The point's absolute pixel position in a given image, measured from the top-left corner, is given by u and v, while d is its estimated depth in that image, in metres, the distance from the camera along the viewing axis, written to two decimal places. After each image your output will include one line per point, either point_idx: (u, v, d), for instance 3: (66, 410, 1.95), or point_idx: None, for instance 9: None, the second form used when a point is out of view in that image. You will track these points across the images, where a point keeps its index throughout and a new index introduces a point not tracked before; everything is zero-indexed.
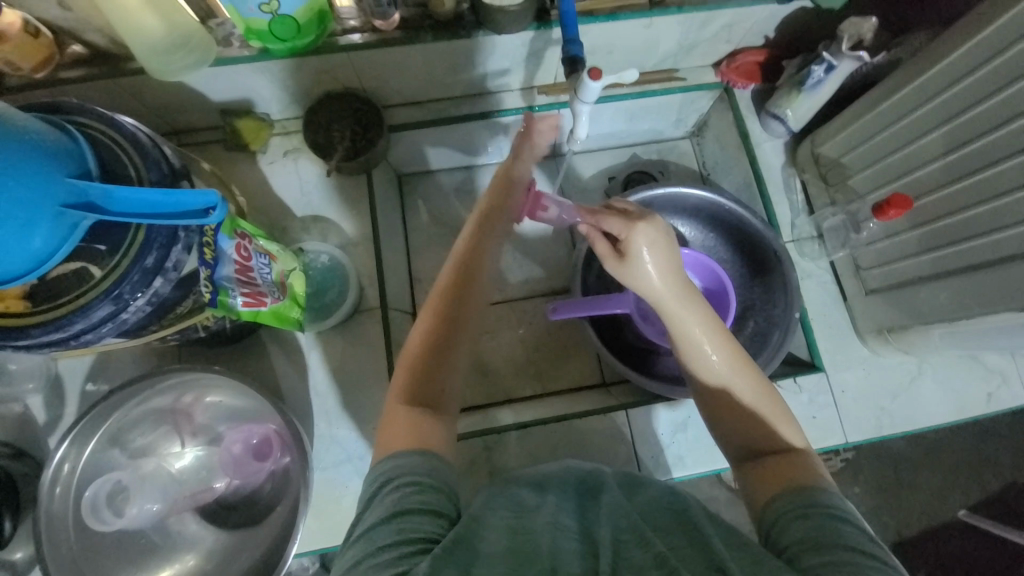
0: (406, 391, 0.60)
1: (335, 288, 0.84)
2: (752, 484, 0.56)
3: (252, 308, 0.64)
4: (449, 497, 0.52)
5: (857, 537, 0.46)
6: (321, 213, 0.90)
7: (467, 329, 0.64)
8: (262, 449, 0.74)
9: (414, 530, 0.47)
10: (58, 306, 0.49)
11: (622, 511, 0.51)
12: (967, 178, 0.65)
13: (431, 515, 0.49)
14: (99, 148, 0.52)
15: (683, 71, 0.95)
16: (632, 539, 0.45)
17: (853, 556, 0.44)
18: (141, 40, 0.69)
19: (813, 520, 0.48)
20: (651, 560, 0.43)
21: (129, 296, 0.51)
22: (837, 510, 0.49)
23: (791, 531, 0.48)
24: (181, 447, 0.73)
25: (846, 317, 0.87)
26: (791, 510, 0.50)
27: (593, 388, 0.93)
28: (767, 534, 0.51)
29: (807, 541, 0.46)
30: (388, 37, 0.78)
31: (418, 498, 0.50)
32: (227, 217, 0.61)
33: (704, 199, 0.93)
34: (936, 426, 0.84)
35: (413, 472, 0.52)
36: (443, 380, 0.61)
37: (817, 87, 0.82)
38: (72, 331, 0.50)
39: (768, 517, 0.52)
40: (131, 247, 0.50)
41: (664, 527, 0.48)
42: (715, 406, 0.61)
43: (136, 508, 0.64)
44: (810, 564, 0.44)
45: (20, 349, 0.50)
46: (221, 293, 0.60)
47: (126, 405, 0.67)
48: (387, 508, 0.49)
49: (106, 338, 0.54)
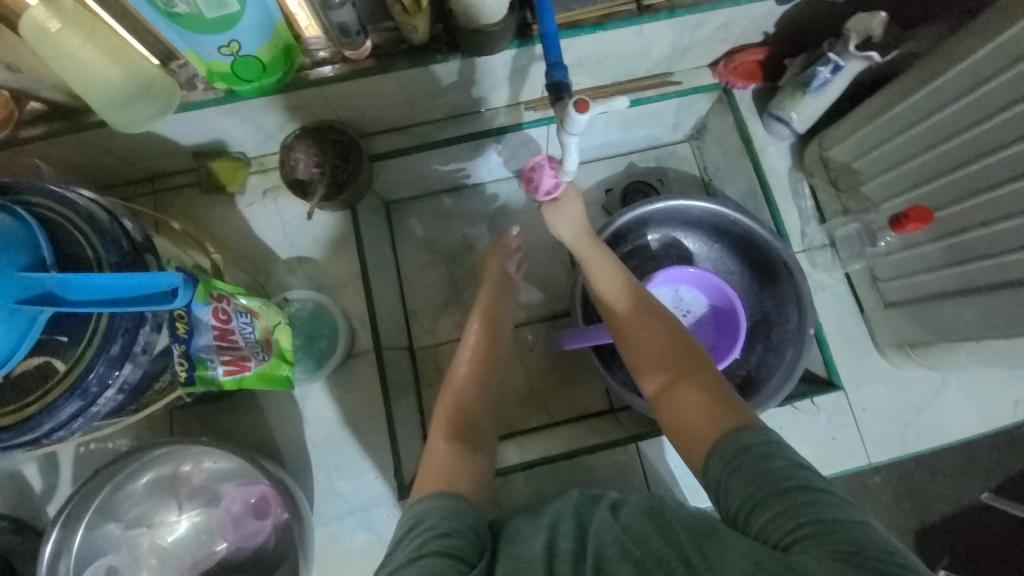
0: (448, 425, 0.65)
1: (326, 335, 0.81)
2: (679, 411, 0.57)
3: (235, 375, 0.61)
4: (476, 543, 0.50)
5: (793, 473, 0.46)
6: (306, 253, 0.86)
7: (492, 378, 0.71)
8: (261, 507, 0.72)
9: (435, 573, 0.45)
10: (26, 406, 0.46)
11: None
12: (992, 190, 0.60)
13: (455, 558, 0.47)
14: (55, 231, 0.49)
15: (678, 74, 0.89)
16: (617, 554, 0.46)
17: (795, 494, 0.44)
18: (96, 92, 0.64)
19: (745, 464, 0.48)
20: (632, 569, 0.44)
21: (97, 389, 0.48)
22: (763, 443, 0.49)
23: (734, 488, 0.48)
24: (176, 516, 0.71)
25: (864, 330, 0.82)
26: (723, 453, 0.50)
27: (600, 416, 0.90)
28: (712, 494, 0.51)
29: (752, 495, 0.46)
30: (361, 67, 0.73)
31: (444, 543, 0.48)
32: (200, 282, 0.57)
33: (706, 211, 0.88)
34: (965, 439, 0.80)
35: (440, 513, 0.52)
36: (478, 411, 0.68)
37: (823, 88, 0.76)
38: (40, 432, 0.47)
39: (707, 473, 0.51)
40: (94, 337, 0.47)
41: (643, 531, 0.49)
42: (641, 345, 0.63)
43: None
44: (766, 522, 0.44)
45: None
46: (199, 367, 0.57)
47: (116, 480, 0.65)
48: (410, 550, 0.48)
49: (83, 429, 0.52)
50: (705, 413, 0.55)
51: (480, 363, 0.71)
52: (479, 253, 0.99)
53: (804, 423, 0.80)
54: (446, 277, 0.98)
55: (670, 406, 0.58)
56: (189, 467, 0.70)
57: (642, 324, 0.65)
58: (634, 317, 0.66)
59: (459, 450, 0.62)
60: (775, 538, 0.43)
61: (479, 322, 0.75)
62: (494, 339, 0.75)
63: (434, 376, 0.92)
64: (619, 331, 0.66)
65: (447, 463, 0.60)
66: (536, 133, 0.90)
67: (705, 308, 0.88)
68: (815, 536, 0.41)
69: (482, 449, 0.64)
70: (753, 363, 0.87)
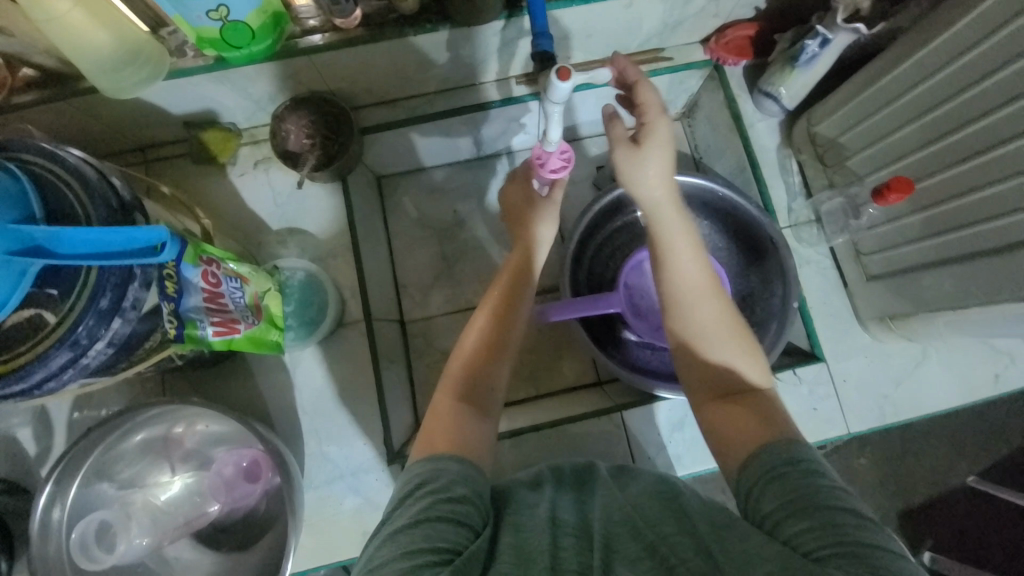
0: (457, 386, 0.64)
1: (315, 304, 0.81)
2: (727, 422, 0.57)
3: (225, 336, 0.62)
4: (481, 510, 0.51)
5: (830, 491, 0.47)
6: (298, 224, 0.87)
7: (507, 348, 0.67)
8: (253, 471, 0.73)
9: (437, 539, 0.46)
10: (15, 357, 0.47)
11: (615, 508, 0.53)
12: (971, 159, 0.61)
13: (458, 526, 0.48)
14: (44, 187, 0.49)
15: (669, 50, 0.89)
16: (625, 531, 0.48)
17: (833, 513, 0.45)
18: (86, 58, 0.64)
19: (790, 477, 0.48)
20: (643, 550, 0.46)
21: (87, 340, 0.49)
22: (813, 464, 0.49)
23: (768, 497, 0.48)
24: (169, 477, 0.72)
25: (847, 305, 0.84)
26: (768, 471, 0.50)
27: (588, 388, 0.91)
28: (743, 501, 0.51)
29: (789, 505, 0.46)
30: (351, 35, 0.73)
31: (447, 507, 0.49)
32: (189, 244, 0.58)
33: (695, 186, 0.88)
34: (941, 410, 0.82)
35: (448, 478, 0.52)
36: (495, 376, 0.65)
37: (811, 62, 0.77)
38: (31, 381, 0.47)
39: (740, 481, 0.51)
40: (84, 290, 0.48)
41: (654, 517, 0.50)
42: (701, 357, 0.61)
43: (125, 544, 0.64)
44: (797, 531, 0.45)
45: None
46: (188, 326, 0.58)
47: (106, 443, 0.64)
48: (413, 513, 0.49)
49: (74, 383, 0.52)
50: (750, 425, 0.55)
51: (497, 325, 0.67)
52: (470, 228, 0.99)
53: (786, 394, 0.82)
54: (437, 252, 0.98)
55: (713, 414, 0.58)
56: (183, 429, 0.71)
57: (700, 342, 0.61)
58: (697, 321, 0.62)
59: (470, 413, 0.61)
60: (809, 550, 0.43)
61: (501, 289, 0.70)
62: (516, 299, 0.70)
63: (425, 349, 0.93)
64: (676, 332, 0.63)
65: (455, 434, 0.58)
66: (526, 109, 0.91)
67: None
68: (851, 557, 0.41)
69: (488, 418, 0.62)
70: None
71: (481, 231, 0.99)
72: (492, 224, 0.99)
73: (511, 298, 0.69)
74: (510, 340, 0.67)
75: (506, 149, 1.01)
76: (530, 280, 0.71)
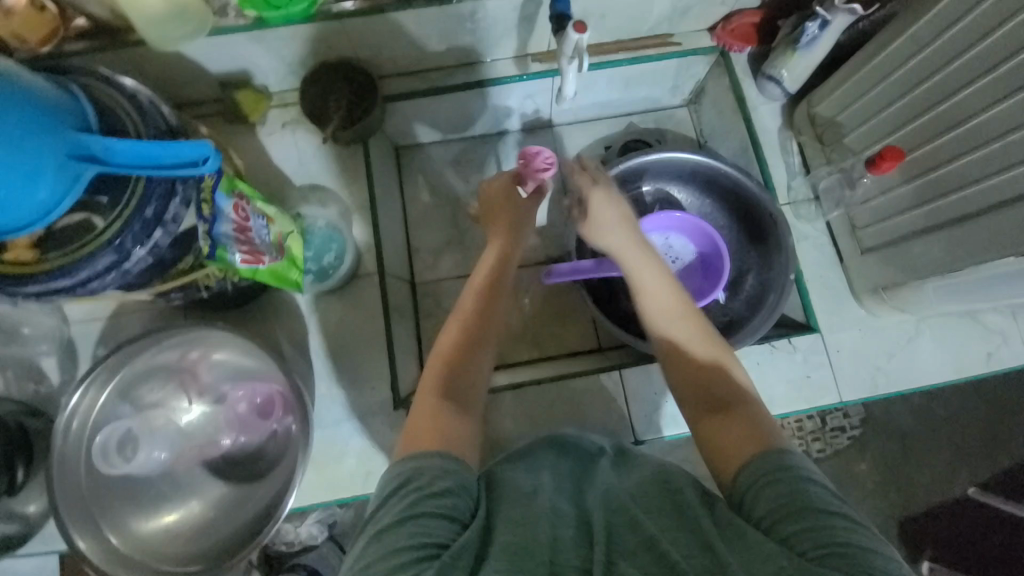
0: (435, 381, 0.63)
1: (334, 250, 0.84)
2: (717, 437, 0.58)
3: (250, 265, 0.66)
4: (468, 499, 0.53)
5: (823, 495, 0.48)
6: (319, 182, 0.92)
7: (488, 338, 0.67)
8: (266, 409, 0.75)
9: (425, 536, 0.47)
10: (66, 255, 0.51)
11: (611, 497, 0.56)
12: (961, 125, 0.65)
13: (447, 520, 0.49)
14: (102, 108, 0.55)
15: (679, 36, 0.94)
16: (624, 522, 0.51)
17: (826, 517, 0.47)
18: (140, 9, 0.71)
19: (783, 481, 0.50)
20: (643, 543, 0.49)
21: (130, 247, 0.53)
22: (804, 468, 0.52)
23: (763, 498, 0.50)
24: (188, 404, 0.75)
25: (842, 278, 0.87)
26: (762, 476, 0.51)
27: (589, 354, 0.94)
28: (738, 502, 0.52)
29: (784, 507, 0.48)
30: (381, 4, 0.78)
31: (433, 502, 0.50)
32: (225, 176, 0.63)
33: (698, 163, 0.93)
34: (933, 385, 0.84)
35: (431, 472, 0.53)
36: (478, 360, 0.66)
37: (812, 44, 0.82)
38: (78, 278, 0.52)
39: (736, 485, 0.53)
40: (131, 198, 0.53)
41: (653, 507, 0.53)
42: (685, 376, 0.65)
43: (145, 454, 0.67)
44: (793, 532, 0.46)
45: (34, 297, 0.53)
46: (220, 248, 0.62)
47: (130, 363, 0.69)
48: (401, 510, 0.49)
49: (111, 288, 0.57)
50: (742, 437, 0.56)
51: (479, 315, 0.68)
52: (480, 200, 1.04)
53: (781, 361, 0.85)
54: (449, 220, 1.03)
55: (707, 430, 0.59)
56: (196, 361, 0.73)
57: (681, 359, 0.66)
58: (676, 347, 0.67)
59: (449, 407, 0.60)
60: (804, 549, 0.45)
61: (483, 284, 0.71)
62: (500, 291, 0.71)
63: (433, 310, 0.97)
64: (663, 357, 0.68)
65: (438, 423, 0.58)
66: (540, 85, 0.96)
67: (693, 255, 0.93)
68: (840, 557, 0.44)
69: (470, 414, 0.61)
70: (738, 308, 0.91)
71: None
72: None
73: (493, 288, 0.70)
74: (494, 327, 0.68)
75: (519, 125, 1.06)
76: (512, 268, 0.73)
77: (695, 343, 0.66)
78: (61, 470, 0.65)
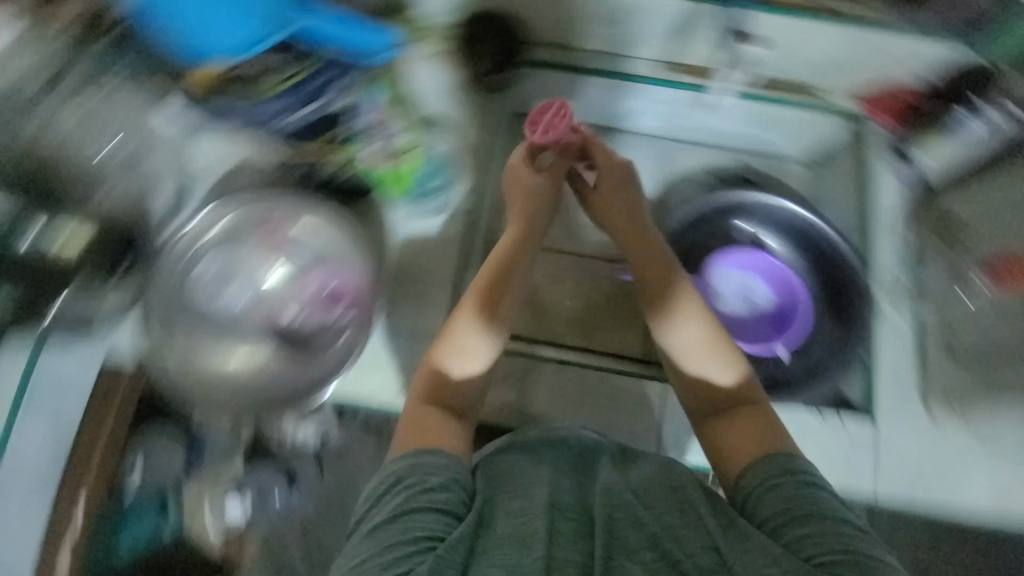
0: (441, 374, 0.73)
1: (443, 178, 0.92)
2: (729, 437, 0.68)
3: (371, 162, 0.87)
4: (461, 496, 0.62)
5: (824, 498, 0.59)
6: (440, 116, 0.95)
7: (495, 320, 0.76)
8: (330, 297, 0.84)
9: (417, 529, 0.57)
10: (262, 79, 0.80)
11: (612, 489, 0.63)
12: None
13: (441, 514, 0.59)
14: None
15: (824, 90, 0.91)
16: (626, 520, 0.59)
17: (822, 520, 0.57)
18: None
19: (783, 487, 0.60)
20: (648, 540, 0.57)
21: (310, 95, 0.83)
22: (807, 475, 0.61)
23: (767, 504, 0.60)
24: (270, 265, 0.85)
25: (918, 378, 0.84)
26: (767, 480, 0.62)
27: (637, 361, 0.91)
28: (742, 504, 0.62)
29: (786, 513, 0.58)
30: None
31: (426, 497, 0.60)
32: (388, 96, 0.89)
33: (804, 220, 0.93)
34: (973, 514, 0.81)
35: (426, 469, 0.63)
36: (491, 334, 0.75)
37: (959, 133, 0.82)
38: (273, 107, 0.82)
39: (742, 490, 0.63)
40: (321, 58, 0.81)
41: (658, 506, 0.61)
42: (694, 383, 0.73)
43: (230, 292, 0.84)
44: (797, 536, 0.56)
45: (229, 109, 0.83)
46: (354, 139, 0.87)
47: (239, 210, 0.84)
48: (395, 507, 0.59)
49: (279, 126, 0.84)
50: (750, 441, 0.67)
51: (479, 317, 0.75)
52: None
53: (827, 433, 0.82)
54: None
55: (715, 432, 0.70)
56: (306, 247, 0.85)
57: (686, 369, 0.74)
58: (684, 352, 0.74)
59: (450, 413, 0.72)
60: (805, 554, 0.55)
61: (490, 277, 0.77)
62: (503, 295, 0.77)
63: None
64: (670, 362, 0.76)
65: (433, 425, 0.69)
66: (671, 95, 0.95)
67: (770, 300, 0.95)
68: (842, 562, 0.53)
69: (465, 418, 0.72)
70: (798, 370, 0.88)
71: None
72: None
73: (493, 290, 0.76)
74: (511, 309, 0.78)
75: (630, 129, 1.05)
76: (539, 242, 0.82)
77: (705, 355, 0.73)
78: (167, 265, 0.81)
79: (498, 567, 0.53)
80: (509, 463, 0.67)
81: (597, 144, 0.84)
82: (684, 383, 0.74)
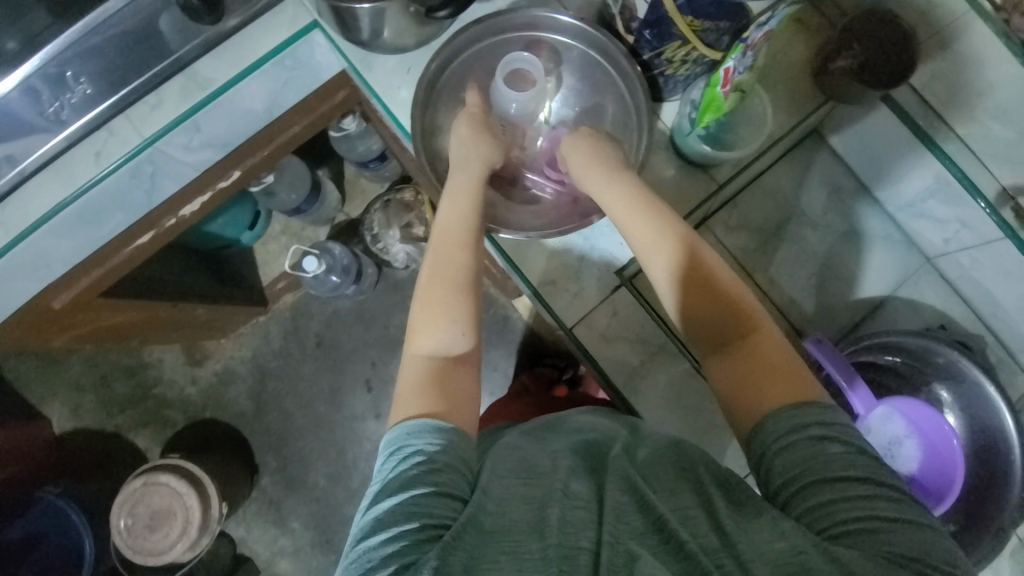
0: (425, 338, 0.63)
1: (734, 133, 0.84)
2: (733, 383, 0.62)
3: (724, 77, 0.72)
4: (469, 478, 0.54)
5: (851, 457, 0.52)
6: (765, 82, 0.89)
7: (449, 291, 0.65)
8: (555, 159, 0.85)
9: (422, 513, 0.49)
10: None
11: (623, 470, 0.54)
12: None
13: (446, 499, 0.51)
14: None
15: None
16: (635, 502, 0.51)
17: (849, 488, 0.50)
18: None
19: (797, 447, 0.54)
20: (649, 525, 0.49)
21: None
22: (827, 428, 0.54)
23: (781, 464, 0.54)
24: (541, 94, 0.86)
25: None
26: (779, 439, 0.55)
27: None
28: (757, 463, 0.57)
29: (800, 471, 0.52)
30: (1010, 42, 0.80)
31: (434, 477, 0.51)
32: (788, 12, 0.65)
33: (1001, 428, 0.88)
34: None
35: (425, 440, 0.55)
36: (455, 258, 0.68)
37: None
38: None
39: (757, 454, 0.57)
40: None
41: (668, 486, 0.53)
42: (697, 311, 0.65)
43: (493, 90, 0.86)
44: (813, 504, 0.50)
45: None
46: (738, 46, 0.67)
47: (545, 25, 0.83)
48: (401, 479, 0.52)
49: None
50: (768, 379, 0.60)
51: (437, 271, 0.67)
52: (815, 231, 0.98)
53: None
54: (777, 213, 0.98)
55: (721, 369, 0.64)
56: (579, 110, 0.86)
57: (686, 309, 0.66)
58: (691, 288, 0.66)
59: (441, 365, 0.62)
60: (822, 526, 0.50)
61: (436, 264, 0.67)
62: (455, 288, 0.66)
63: None
64: (670, 297, 0.67)
65: (454, 384, 0.61)
66: (974, 218, 0.87)
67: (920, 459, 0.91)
68: (863, 534, 0.48)
69: (464, 364, 0.63)
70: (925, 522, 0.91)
71: (817, 243, 0.98)
72: (831, 249, 0.98)
73: (438, 272, 0.67)
74: (469, 253, 0.69)
75: (900, 219, 0.97)
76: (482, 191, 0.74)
77: (701, 282, 0.66)
78: (487, 22, 0.81)
79: (511, 559, 0.47)
80: (561, 425, 0.67)
81: (674, 225, 0.68)
82: (689, 323, 0.66)
